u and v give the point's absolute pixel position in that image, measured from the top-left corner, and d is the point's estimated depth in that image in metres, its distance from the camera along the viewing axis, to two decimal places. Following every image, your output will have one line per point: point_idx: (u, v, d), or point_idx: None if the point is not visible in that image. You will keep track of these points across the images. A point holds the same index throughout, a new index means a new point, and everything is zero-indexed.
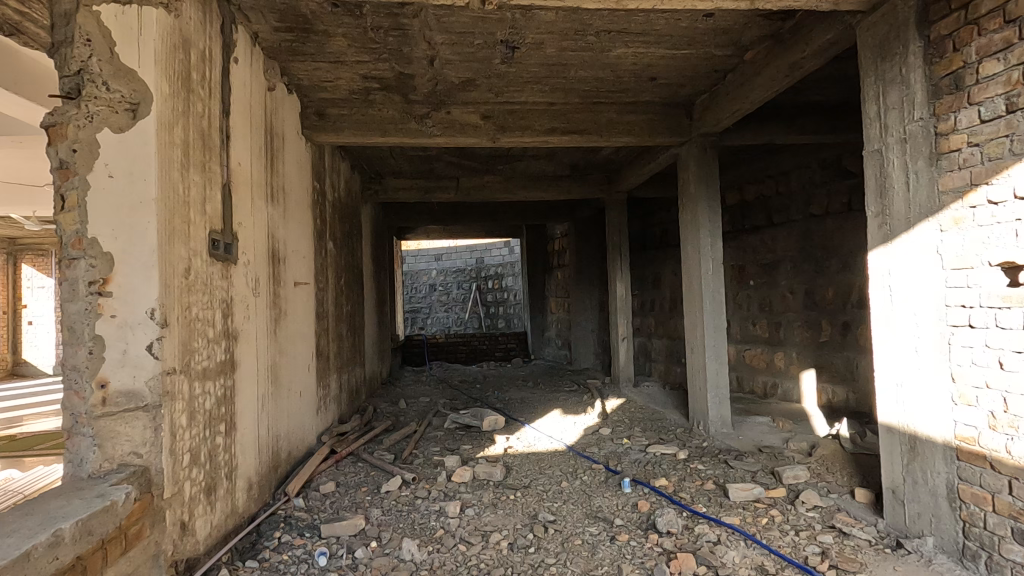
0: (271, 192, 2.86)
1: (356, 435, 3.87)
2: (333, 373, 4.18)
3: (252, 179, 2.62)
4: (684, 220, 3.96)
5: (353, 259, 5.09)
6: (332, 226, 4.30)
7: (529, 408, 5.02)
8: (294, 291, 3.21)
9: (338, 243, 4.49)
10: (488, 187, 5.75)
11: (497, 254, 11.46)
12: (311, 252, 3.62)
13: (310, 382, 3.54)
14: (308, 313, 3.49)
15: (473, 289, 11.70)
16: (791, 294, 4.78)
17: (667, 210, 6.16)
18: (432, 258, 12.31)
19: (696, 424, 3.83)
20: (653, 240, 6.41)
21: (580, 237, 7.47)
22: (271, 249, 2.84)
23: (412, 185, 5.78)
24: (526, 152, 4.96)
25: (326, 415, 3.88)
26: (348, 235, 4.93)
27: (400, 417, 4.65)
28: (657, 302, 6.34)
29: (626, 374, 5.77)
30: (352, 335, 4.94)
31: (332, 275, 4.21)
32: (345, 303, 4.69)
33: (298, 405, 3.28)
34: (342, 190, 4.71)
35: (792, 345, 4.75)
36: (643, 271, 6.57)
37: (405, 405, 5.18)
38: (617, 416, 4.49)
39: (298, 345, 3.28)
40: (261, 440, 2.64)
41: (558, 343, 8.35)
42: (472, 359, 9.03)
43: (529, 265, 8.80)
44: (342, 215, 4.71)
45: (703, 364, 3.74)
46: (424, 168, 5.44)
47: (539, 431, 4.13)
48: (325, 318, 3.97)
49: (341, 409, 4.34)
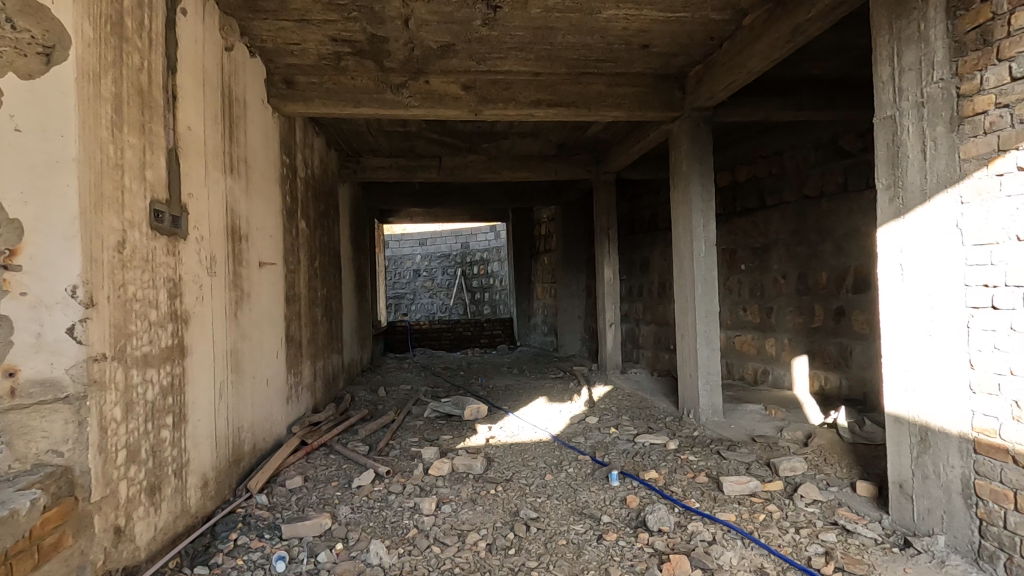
0: (230, 164, 2.62)
1: (330, 425, 3.67)
2: (306, 361, 3.96)
3: (206, 148, 2.37)
4: (675, 199, 3.78)
5: (330, 241, 4.84)
6: (305, 205, 4.06)
7: (514, 396, 4.85)
8: (259, 272, 2.98)
9: (312, 224, 4.25)
10: (471, 167, 5.51)
11: (483, 239, 11.25)
12: (280, 231, 3.39)
13: (280, 369, 3.32)
14: (276, 296, 3.26)
15: (458, 275, 11.48)
16: (783, 279, 4.64)
17: (656, 192, 5.98)
18: (416, 243, 12.04)
19: (686, 412, 3.68)
20: (642, 223, 6.24)
21: (567, 221, 7.29)
22: (231, 225, 2.61)
23: (392, 164, 5.52)
24: (511, 129, 4.74)
25: (298, 405, 3.67)
26: (324, 216, 4.68)
27: (379, 406, 4.45)
28: (646, 288, 6.18)
29: (614, 361, 5.61)
30: (328, 320, 4.71)
31: (305, 258, 3.98)
32: (320, 287, 4.46)
33: (266, 393, 3.06)
34: (317, 167, 4.45)
35: (784, 331, 4.61)
36: (631, 256, 6.40)
37: (385, 393, 4.99)
38: (604, 404, 4.33)
39: (265, 330, 3.06)
40: (219, 432, 2.43)
41: (544, 329, 8.19)
42: (456, 346, 8.84)
43: (515, 250, 8.60)
44: (317, 195, 4.46)
45: (695, 351, 3.59)
46: (404, 146, 5.18)
47: (523, 420, 3.96)
48: (297, 302, 3.75)
49: (315, 397, 4.13)
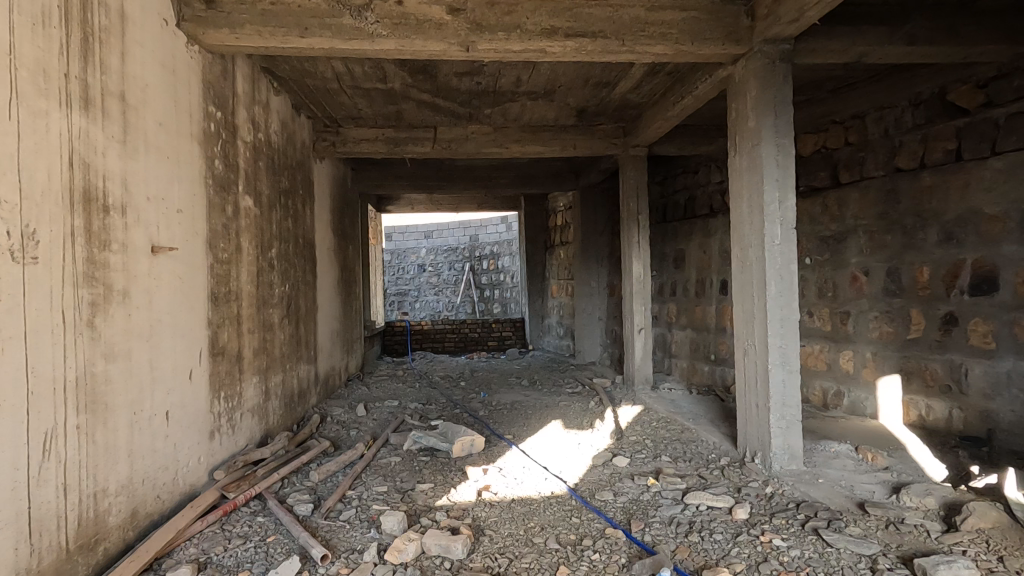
0: (82, 95, 1.74)
1: (274, 465, 2.79)
2: (253, 378, 3.08)
3: (15, 58, 1.49)
4: (736, 169, 2.82)
5: (297, 227, 3.95)
6: (254, 179, 3.18)
7: (520, 419, 3.92)
8: (151, 261, 2.09)
9: (267, 203, 3.37)
10: (472, 140, 4.59)
11: (493, 231, 10.37)
12: (200, 207, 2.50)
13: (199, 395, 2.45)
14: (188, 296, 2.37)
15: (466, 270, 10.60)
16: (864, 275, 3.63)
17: (696, 172, 5.00)
18: (421, 236, 11.17)
19: (750, 456, 2.72)
20: (677, 210, 5.26)
21: (586, 208, 6.35)
22: (83, 187, 1.73)
23: (377, 136, 4.59)
24: (519, 89, 3.80)
25: (234, 439, 2.79)
26: (289, 195, 3.80)
27: (351, 433, 3.56)
28: (680, 286, 5.20)
29: (643, 374, 4.65)
30: (293, 324, 3.82)
31: (251, 245, 3.09)
32: (280, 282, 3.58)
33: (168, 433, 2.19)
34: (276, 133, 3.57)
35: (867, 343, 3.60)
36: (662, 248, 5.42)
37: (364, 414, 4.09)
38: (635, 435, 3.38)
39: (164, 344, 2.17)
40: (43, 509, 1.55)
41: (559, 332, 7.25)
42: (461, 350, 7.94)
43: (527, 243, 7.67)
44: (277, 167, 3.58)
45: (764, 373, 2.62)
46: (391, 115, 4.28)
47: (531, 458, 3.03)
48: (235, 302, 2.87)
49: (266, 422, 3.25)
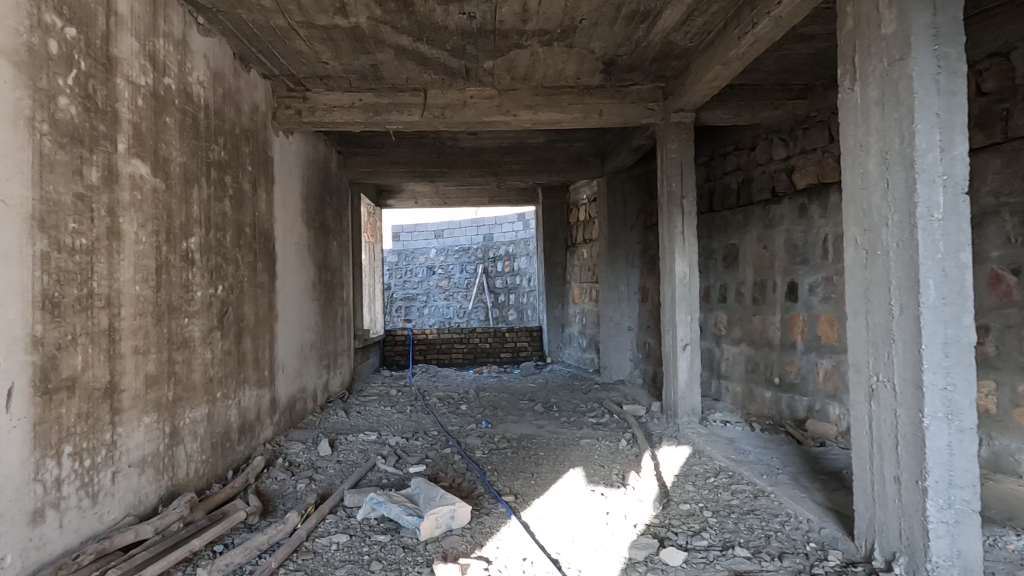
0: None
1: (151, 556, 1.87)
2: (145, 418, 2.18)
3: None
4: (857, 107, 1.80)
5: (240, 213, 3.06)
6: (156, 139, 2.28)
7: (528, 465, 2.94)
8: None
9: (182, 176, 2.47)
10: (471, 106, 3.66)
11: (509, 230, 9.46)
12: (18, 165, 1.61)
13: (3, 462, 1.55)
14: None
15: (479, 273, 9.69)
16: (1013, 274, 2.56)
17: (753, 147, 3.97)
18: (431, 235, 10.29)
19: (887, 565, 1.70)
20: (727, 196, 4.23)
21: (613, 197, 5.35)
22: None
23: (352, 102, 3.67)
24: (526, 26, 2.84)
25: (94, 513, 1.89)
26: (226, 170, 2.90)
27: (297, 490, 2.63)
28: (732, 291, 4.15)
29: (689, 403, 3.62)
30: (231, 338, 2.92)
31: (144, 231, 2.19)
32: (206, 284, 2.67)
33: None
34: (203, 84, 2.68)
35: (1020, 372, 2.53)
36: (708, 244, 4.39)
37: (327, 454, 3.17)
38: (689, 503, 2.37)
39: None
40: None
41: (582, 344, 6.26)
42: (470, 363, 6.99)
43: (545, 241, 6.69)
44: (204, 130, 2.69)
45: (916, 434, 1.59)
46: (365, 71, 3.35)
47: (537, 543, 2.05)
48: (105, 311, 1.97)
49: (172, 476, 2.34)
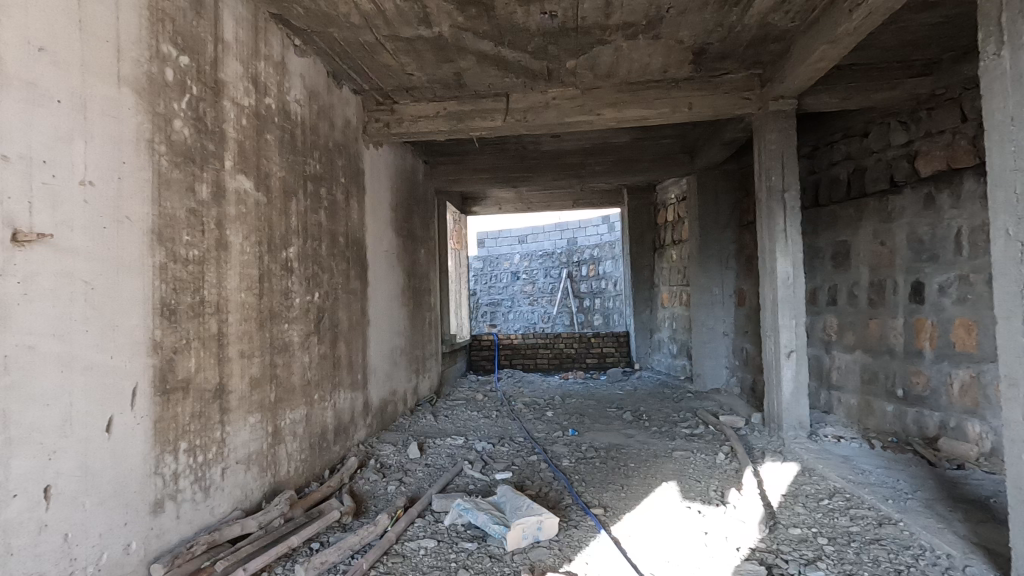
0: None
1: (254, 550, 1.97)
2: (250, 417, 2.32)
3: None
4: (1005, 76, 1.53)
5: (334, 223, 3.20)
6: (258, 156, 2.43)
7: (616, 477, 2.81)
8: (12, 257, 1.37)
9: (282, 190, 2.62)
10: (554, 107, 3.60)
11: (594, 233, 9.32)
12: (139, 183, 1.76)
13: (128, 455, 1.69)
14: (106, 308, 1.63)
15: (563, 278, 9.63)
16: None
17: (866, 133, 3.59)
18: (515, 241, 10.36)
19: None
20: (835, 188, 3.86)
21: (705, 196, 5.07)
22: None
23: (438, 112, 3.74)
24: (609, 21, 2.74)
25: (207, 506, 2.02)
26: (321, 182, 3.05)
27: (387, 492, 2.69)
28: (843, 292, 3.77)
29: (796, 416, 3.31)
30: (327, 343, 3.06)
31: (249, 242, 2.34)
32: (304, 291, 2.82)
33: (50, 521, 1.45)
34: (300, 102, 2.83)
35: None
36: (813, 241, 4.02)
37: (416, 457, 3.23)
38: (801, 528, 2.14)
39: (43, 386, 1.44)
40: None
41: (672, 350, 5.98)
42: (555, 369, 6.90)
43: (631, 244, 6.48)
44: (302, 145, 2.84)
45: None
46: (449, 79, 3.40)
47: (630, 561, 1.93)
48: (215, 317, 2.11)
49: (274, 473, 2.46)
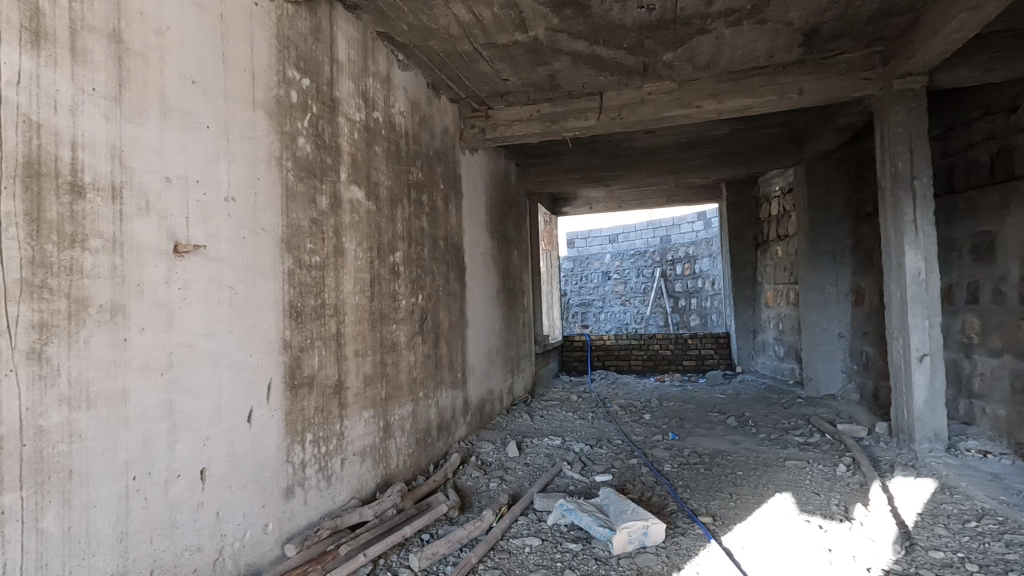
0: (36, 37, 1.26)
1: (371, 537, 2.09)
2: (364, 412, 2.47)
3: None
4: None
5: (435, 228, 3.33)
6: (368, 167, 2.59)
7: (723, 485, 2.68)
8: (174, 266, 1.56)
9: (389, 198, 2.77)
10: (650, 103, 3.52)
11: (689, 230, 9.00)
12: (271, 197, 1.94)
13: (265, 444, 1.87)
14: (246, 310, 1.81)
15: (656, 277, 9.38)
16: None
17: (1014, 109, 3.17)
18: (605, 241, 10.23)
19: None
20: (973, 172, 3.44)
21: (815, 187, 4.72)
22: (23, 157, 1.22)
23: (531, 114, 3.78)
24: (710, 9, 2.63)
25: (329, 494, 2.18)
26: (423, 189, 3.19)
27: (489, 489, 2.75)
28: (987, 289, 3.34)
29: (931, 427, 2.99)
30: (430, 343, 3.19)
31: (361, 248, 2.49)
32: (409, 294, 2.96)
33: (205, 500, 1.63)
34: (403, 114, 2.98)
35: None
36: (948, 233, 3.60)
37: (515, 455, 3.28)
38: (943, 552, 1.92)
39: (198, 380, 1.62)
40: None
41: (779, 352, 5.61)
42: (650, 371, 6.72)
43: (731, 240, 6.17)
44: (405, 155, 2.99)
45: None
46: (543, 82, 3.43)
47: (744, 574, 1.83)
48: (334, 318, 2.27)
49: (385, 466, 2.61)
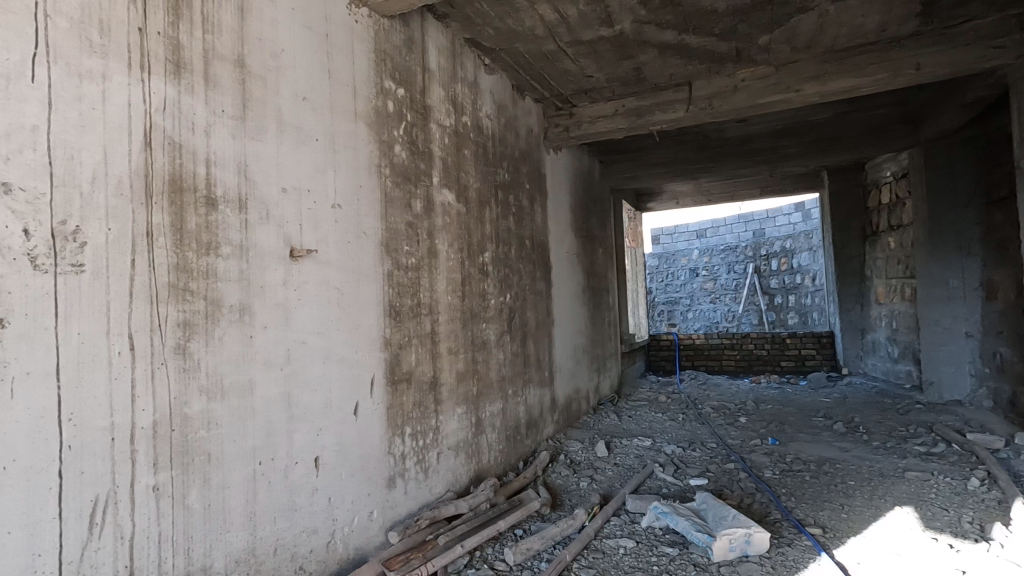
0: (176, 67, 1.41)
1: (468, 529, 2.15)
2: (458, 408, 2.55)
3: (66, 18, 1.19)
4: None
5: (521, 227, 3.37)
6: (457, 170, 2.67)
7: (833, 494, 2.50)
8: (290, 269, 1.69)
9: (478, 200, 2.84)
10: (743, 90, 3.34)
11: (786, 222, 8.50)
12: (372, 203, 2.05)
13: (370, 437, 1.98)
14: (352, 310, 1.93)
15: (749, 273, 8.92)
16: None
17: None
18: (692, 236, 9.85)
19: None
20: None
21: (935, 171, 4.27)
22: (169, 174, 1.38)
23: (616, 110, 3.72)
24: None
25: (426, 486, 2.27)
26: (509, 190, 3.24)
27: (580, 488, 2.74)
28: None
29: None
30: (518, 341, 3.23)
31: (453, 248, 2.58)
32: (498, 293, 3.02)
33: (319, 486, 1.76)
34: (490, 117, 3.04)
35: None
36: None
37: (604, 455, 3.24)
38: None
39: (312, 374, 1.75)
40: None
41: (893, 353, 5.14)
42: (745, 372, 6.40)
43: (834, 232, 5.73)
44: (492, 157, 3.04)
45: None
46: (628, 75, 3.36)
47: None
48: (429, 317, 2.37)
49: (477, 460, 2.67)
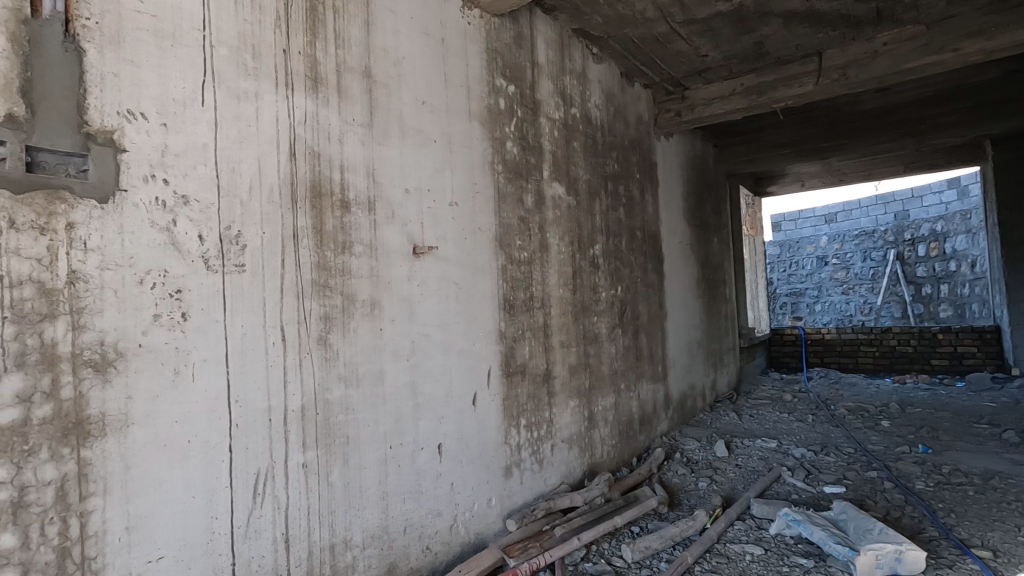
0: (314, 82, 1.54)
1: (584, 522, 2.14)
2: (571, 401, 2.56)
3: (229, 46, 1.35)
4: None
5: (632, 218, 3.29)
6: (567, 163, 2.66)
7: (1004, 513, 2.18)
8: (413, 265, 1.79)
9: (588, 192, 2.81)
10: (885, 55, 2.99)
11: (936, 202, 7.56)
12: (486, 199, 2.11)
13: (487, 426, 2.04)
14: (469, 304, 2.00)
15: (889, 261, 8.01)
16: None
17: None
18: (819, 222, 9.02)
19: None
20: None
21: None
22: (310, 180, 1.51)
23: (734, 89, 3.50)
24: None
25: (541, 477, 2.31)
26: (619, 181, 3.17)
27: (699, 488, 2.63)
28: None
29: None
30: (630, 335, 3.16)
31: (564, 242, 2.58)
32: (609, 285, 2.97)
33: (443, 471, 1.85)
34: (599, 107, 2.99)
35: None
36: None
37: (724, 456, 3.07)
38: None
39: (434, 365, 1.84)
40: (270, 545, 1.37)
41: None
42: (885, 372, 5.77)
43: (1001, 211, 4.95)
44: (602, 147, 2.99)
45: None
46: (748, 51, 3.14)
47: None
48: (541, 310, 2.39)
49: (591, 454, 2.66)
